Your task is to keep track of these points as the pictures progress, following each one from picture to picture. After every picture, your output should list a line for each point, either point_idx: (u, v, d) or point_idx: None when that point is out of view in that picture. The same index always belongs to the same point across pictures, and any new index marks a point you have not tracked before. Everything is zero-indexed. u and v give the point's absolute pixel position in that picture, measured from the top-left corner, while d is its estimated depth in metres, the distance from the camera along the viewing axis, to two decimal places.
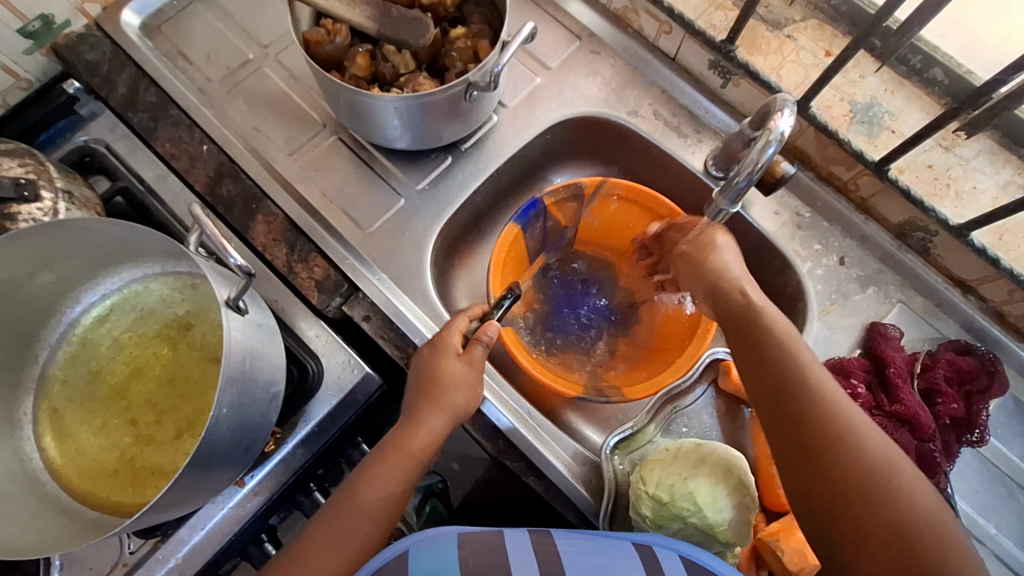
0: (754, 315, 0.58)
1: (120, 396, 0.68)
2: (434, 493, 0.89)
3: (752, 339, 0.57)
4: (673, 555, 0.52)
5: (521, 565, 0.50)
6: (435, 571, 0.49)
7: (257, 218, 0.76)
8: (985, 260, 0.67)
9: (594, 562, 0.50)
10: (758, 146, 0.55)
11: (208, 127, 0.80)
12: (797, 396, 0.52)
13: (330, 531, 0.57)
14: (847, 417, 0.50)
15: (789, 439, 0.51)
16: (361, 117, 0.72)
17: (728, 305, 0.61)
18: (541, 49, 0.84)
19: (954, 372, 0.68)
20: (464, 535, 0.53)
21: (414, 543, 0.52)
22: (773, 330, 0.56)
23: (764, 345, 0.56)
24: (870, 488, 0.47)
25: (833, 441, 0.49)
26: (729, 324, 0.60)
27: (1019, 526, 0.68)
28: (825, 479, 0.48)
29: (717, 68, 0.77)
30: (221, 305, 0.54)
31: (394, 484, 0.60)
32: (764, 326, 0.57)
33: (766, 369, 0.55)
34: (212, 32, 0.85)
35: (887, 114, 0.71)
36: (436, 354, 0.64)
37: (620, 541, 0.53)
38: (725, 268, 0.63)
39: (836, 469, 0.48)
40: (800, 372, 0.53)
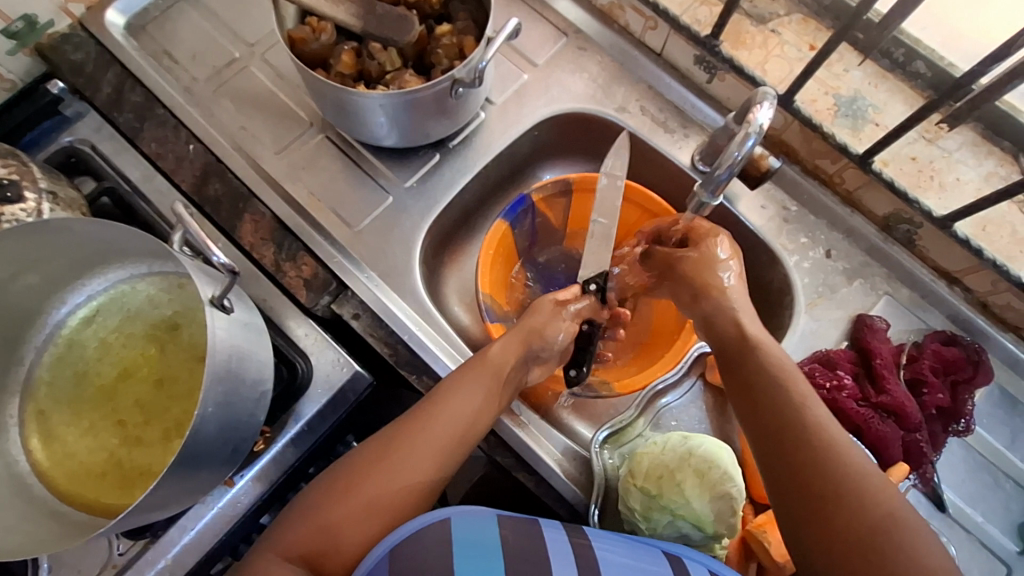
0: (749, 352, 0.59)
1: (108, 397, 0.67)
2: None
3: (746, 373, 0.57)
4: (701, 568, 0.54)
5: (560, 553, 0.51)
6: (480, 543, 0.51)
7: (244, 217, 0.76)
8: (968, 251, 0.68)
9: (629, 563, 0.53)
10: (737, 139, 0.55)
11: (194, 126, 0.79)
12: (797, 433, 0.52)
13: (415, 432, 0.58)
14: (848, 458, 0.50)
15: (784, 480, 0.51)
16: (348, 116, 0.72)
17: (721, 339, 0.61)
18: (528, 46, 0.84)
19: (939, 363, 0.68)
20: (503, 515, 0.55)
21: (459, 513, 0.53)
22: (771, 367, 0.57)
23: (761, 383, 0.56)
24: (869, 531, 0.47)
25: (832, 474, 0.49)
26: (723, 359, 0.61)
27: (1005, 514, 0.68)
28: (825, 523, 0.48)
29: (702, 64, 0.77)
30: (205, 304, 0.54)
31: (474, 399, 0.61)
32: (760, 362, 0.57)
33: (762, 407, 0.55)
34: (198, 31, 0.84)
35: (871, 108, 0.71)
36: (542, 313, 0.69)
37: (653, 549, 0.56)
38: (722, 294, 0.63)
39: (833, 510, 0.48)
40: (796, 412, 0.53)
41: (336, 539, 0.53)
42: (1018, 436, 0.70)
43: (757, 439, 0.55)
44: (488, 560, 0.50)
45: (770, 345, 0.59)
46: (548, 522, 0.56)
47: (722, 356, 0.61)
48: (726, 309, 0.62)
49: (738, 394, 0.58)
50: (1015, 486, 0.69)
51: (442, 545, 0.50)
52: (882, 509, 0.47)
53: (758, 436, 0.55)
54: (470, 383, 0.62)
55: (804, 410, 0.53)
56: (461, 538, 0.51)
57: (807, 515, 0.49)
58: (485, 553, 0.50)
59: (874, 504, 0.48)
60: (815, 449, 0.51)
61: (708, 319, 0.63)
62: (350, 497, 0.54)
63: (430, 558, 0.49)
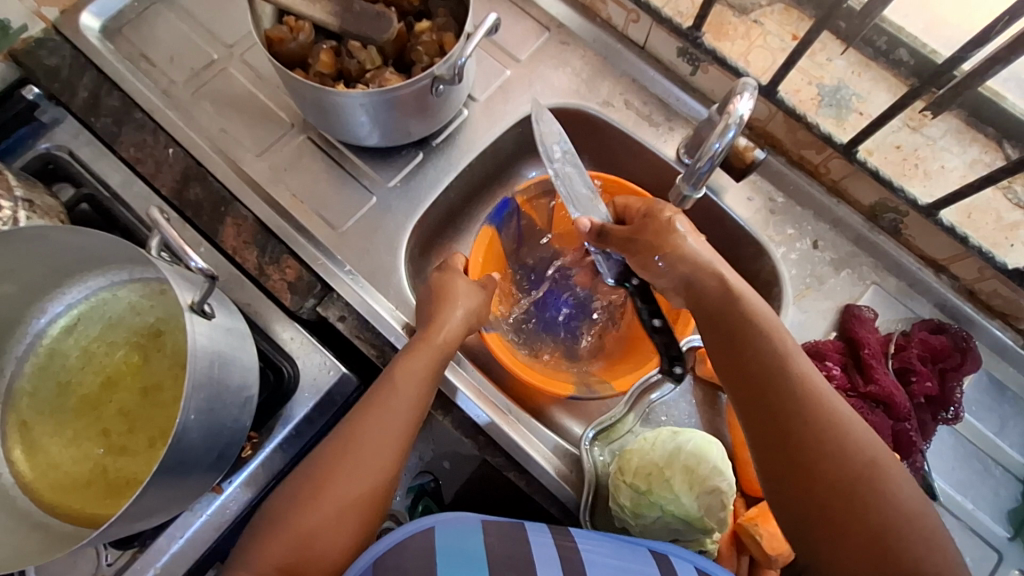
0: (733, 306, 0.56)
1: (91, 406, 0.66)
2: (426, 492, 0.85)
3: (728, 330, 0.56)
4: (689, 566, 0.54)
5: (545, 559, 0.52)
6: (464, 551, 0.52)
7: (226, 220, 0.75)
8: (953, 239, 0.67)
9: (614, 563, 0.53)
10: (718, 129, 0.54)
11: (174, 130, 0.78)
12: (784, 389, 0.51)
13: (359, 428, 0.58)
14: (833, 408, 0.50)
15: (769, 438, 0.51)
16: (329, 116, 0.71)
17: (701, 294, 0.59)
18: (509, 41, 0.83)
19: (927, 351, 0.69)
20: (488, 522, 0.56)
21: (441, 521, 0.54)
22: (751, 322, 0.55)
23: (748, 336, 0.54)
24: (853, 486, 0.47)
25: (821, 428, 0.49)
26: (705, 314, 0.59)
27: (996, 501, 0.68)
28: (810, 477, 0.48)
29: (685, 55, 0.77)
30: (185, 310, 0.53)
31: (418, 381, 0.61)
32: (742, 318, 0.55)
33: (746, 362, 0.54)
34: (175, 33, 0.83)
35: (854, 97, 0.71)
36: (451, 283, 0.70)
37: (638, 548, 0.55)
38: (698, 255, 0.60)
39: (817, 464, 0.48)
40: (782, 365, 0.52)
41: (311, 545, 0.54)
42: (1007, 423, 0.70)
43: (743, 395, 0.54)
44: (472, 565, 0.51)
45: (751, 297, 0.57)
46: (534, 526, 0.57)
47: (703, 315, 0.59)
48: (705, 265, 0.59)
49: (721, 351, 0.56)
50: (1005, 473, 0.69)
51: (426, 555, 0.51)
52: (864, 457, 0.48)
53: (742, 393, 0.54)
54: (411, 366, 0.62)
55: (789, 364, 0.52)
56: (444, 546, 0.52)
57: (794, 470, 0.49)
58: (469, 560, 0.51)
59: (857, 453, 0.48)
60: (802, 401, 0.50)
61: (686, 277, 0.60)
62: (315, 504, 0.55)
63: (412, 567, 0.50)
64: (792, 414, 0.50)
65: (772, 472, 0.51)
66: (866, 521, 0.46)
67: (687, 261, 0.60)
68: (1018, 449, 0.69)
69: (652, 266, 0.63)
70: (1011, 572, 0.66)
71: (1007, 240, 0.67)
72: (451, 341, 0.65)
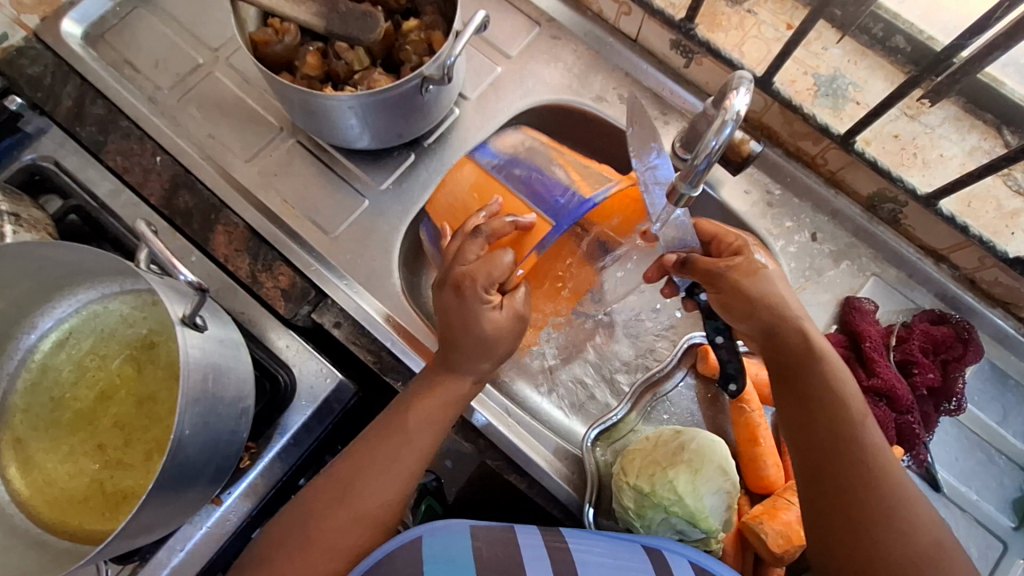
0: (811, 365, 0.56)
1: (87, 419, 0.66)
2: (429, 492, 0.84)
3: (803, 391, 0.56)
4: (683, 561, 0.54)
5: (537, 562, 0.52)
6: (450, 561, 0.51)
7: (217, 228, 0.74)
8: (953, 228, 0.67)
9: (605, 562, 0.53)
10: (714, 127, 0.52)
11: (161, 137, 0.77)
12: (855, 460, 0.52)
13: (371, 474, 0.58)
14: (899, 483, 0.51)
15: (829, 505, 0.52)
16: (318, 120, 0.70)
17: (782, 347, 0.58)
18: (499, 37, 0.82)
19: (929, 342, 0.68)
20: (476, 527, 0.55)
21: (429, 529, 0.54)
22: (828, 385, 0.55)
23: (824, 399, 0.55)
24: (918, 566, 0.48)
25: (885, 501, 0.50)
26: (778, 366, 0.58)
27: (999, 490, 0.68)
28: (866, 550, 0.49)
29: (678, 48, 0.75)
30: (176, 323, 0.52)
31: (430, 427, 0.60)
32: (821, 379, 0.55)
33: (817, 423, 0.54)
34: (158, 37, 0.82)
35: (851, 86, 0.70)
36: (498, 335, 0.60)
37: (633, 545, 0.56)
38: (784, 305, 0.58)
39: (880, 540, 0.49)
40: (854, 431, 0.53)
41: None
42: (1010, 412, 0.70)
43: (801, 449, 0.55)
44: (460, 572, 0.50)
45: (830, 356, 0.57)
46: (523, 528, 0.56)
47: (778, 366, 0.58)
48: (791, 315, 0.58)
49: (793, 410, 0.56)
50: (1008, 462, 0.69)
51: (414, 566, 0.51)
52: (930, 539, 0.49)
53: (806, 451, 0.54)
54: (427, 409, 0.60)
55: (861, 432, 0.53)
56: (430, 556, 0.51)
57: (849, 540, 0.50)
58: (458, 568, 0.51)
59: (915, 531, 0.49)
60: (870, 472, 0.51)
61: (765, 324, 0.59)
62: (307, 550, 0.55)
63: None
64: (851, 480, 0.51)
65: (820, 536, 0.52)
66: None
67: (772, 307, 0.58)
68: (1021, 438, 0.69)
69: (736, 311, 0.60)
70: (1016, 561, 0.66)
71: (1008, 228, 0.66)
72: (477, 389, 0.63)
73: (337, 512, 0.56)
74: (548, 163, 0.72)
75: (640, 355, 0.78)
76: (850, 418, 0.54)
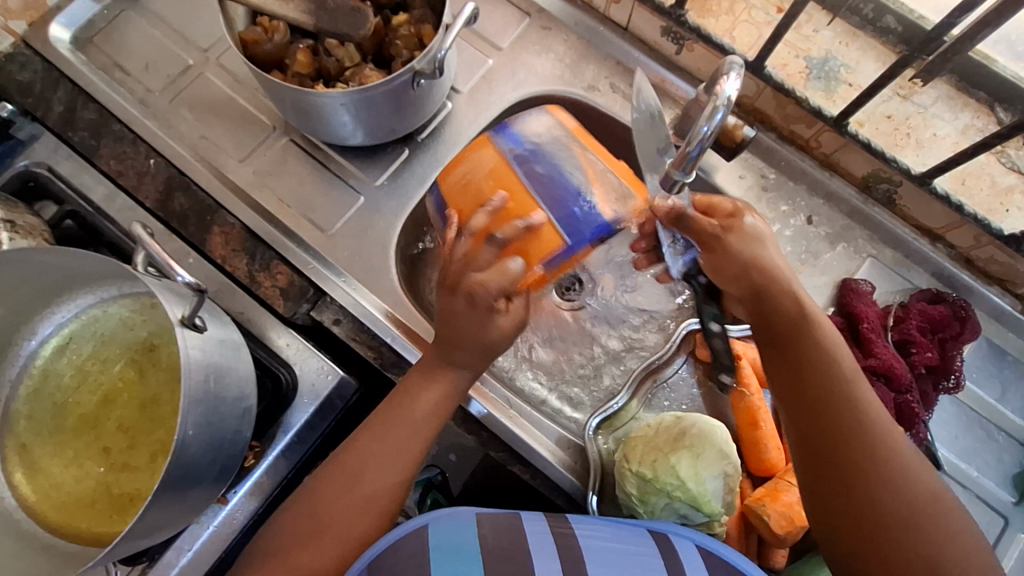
0: (801, 321, 0.56)
1: (91, 423, 0.66)
2: (434, 485, 0.84)
3: (792, 347, 0.56)
4: (688, 544, 0.56)
5: (542, 547, 0.53)
6: (457, 546, 0.53)
7: (213, 229, 0.74)
8: (948, 207, 0.67)
9: (611, 547, 0.54)
10: (707, 111, 0.52)
11: (154, 139, 0.77)
12: (847, 414, 0.52)
13: (374, 459, 0.58)
14: (891, 437, 0.51)
15: (820, 461, 0.52)
16: (311, 118, 0.69)
17: (770, 304, 0.58)
18: (490, 29, 0.81)
19: (926, 322, 0.68)
20: (481, 514, 0.56)
21: (434, 517, 0.55)
22: (818, 341, 0.55)
23: (815, 354, 0.55)
24: (910, 518, 0.48)
25: (879, 456, 0.50)
26: (765, 321, 0.59)
27: (999, 466, 0.69)
28: (858, 504, 0.50)
29: (669, 35, 0.75)
30: (175, 325, 0.52)
31: (432, 417, 0.60)
32: (811, 334, 0.56)
33: (808, 383, 0.54)
34: (148, 39, 0.81)
35: (843, 67, 0.69)
36: (481, 319, 0.59)
37: (637, 530, 0.57)
38: (772, 264, 0.59)
39: (871, 494, 0.50)
40: (844, 382, 0.53)
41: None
42: (1008, 389, 0.70)
43: (792, 405, 0.55)
44: (467, 559, 0.51)
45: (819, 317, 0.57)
46: (529, 515, 0.58)
47: (769, 331, 0.58)
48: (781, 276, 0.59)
49: (780, 365, 0.57)
50: (1008, 438, 0.69)
51: (419, 553, 0.52)
52: (924, 492, 0.49)
53: (797, 411, 0.55)
54: (428, 394, 0.60)
55: (853, 387, 0.53)
56: (437, 543, 0.53)
57: (840, 493, 0.51)
58: (464, 553, 0.52)
59: (910, 487, 0.49)
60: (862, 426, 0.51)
61: (754, 284, 0.59)
62: (316, 543, 0.55)
63: (404, 565, 0.51)
64: (842, 433, 0.52)
65: (812, 491, 0.53)
66: (905, 546, 0.48)
67: (756, 266, 0.59)
68: (1020, 414, 0.69)
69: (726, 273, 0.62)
70: (1017, 536, 0.66)
71: (1002, 205, 0.66)
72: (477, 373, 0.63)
73: (341, 497, 0.57)
74: (567, 154, 0.65)
75: (641, 343, 0.79)
76: (840, 372, 0.54)
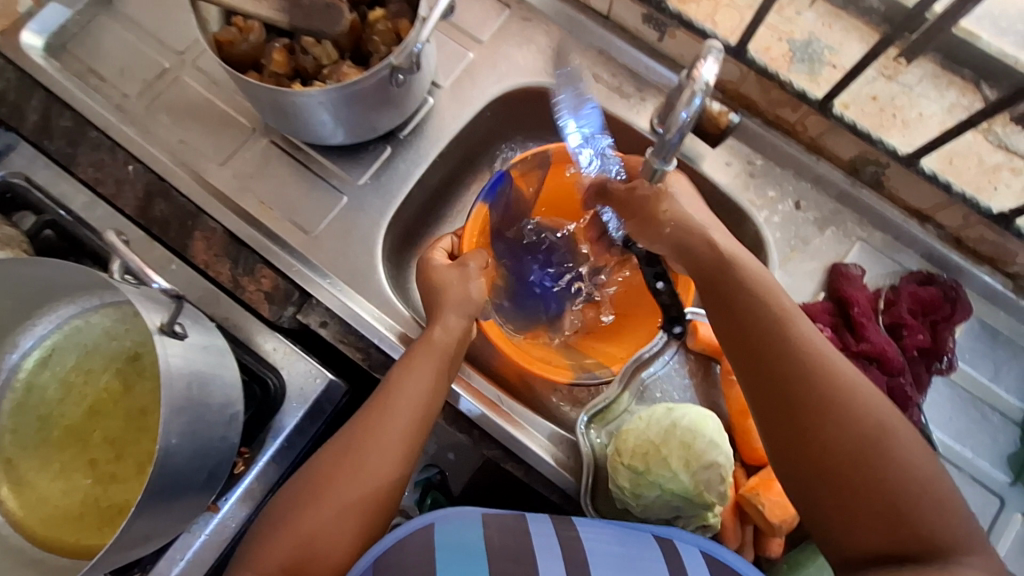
0: (727, 269, 0.57)
1: (78, 435, 0.65)
2: (433, 485, 0.83)
3: (726, 295, 0.56)
4: (693, 551, 0.55)
5: (546, 548, 0.53)
6: (462, 544, 0.53)
7: (195, 235, 0.73)
8: (937, 187, 0.67)
9: (616, 551, 0.54)
10: (685, 98, 0.51)
11: (131, 145, 0.76)
12: (784, 353, 0.52)
13: (369, 430, 0.58)
14: (836, 372, 0.50)
15: (770, 403, 0.51)
16: (290, 118, 0.68)
17: (699, 258, 0.59)
18: (469, 22, 0.80)
19: (917, 304, 0.68)
20: (488, 515, 0.56)
21: (441, 516, 0.55)
22: (749, 287, 0.55)
23: (749, 299, 0.55)
24: (855, 451, 0.47)
25: (824, 392, 0.49)
26: (701, 273, 0.59)
27: (994, 447, 0.68)
28: (809, 443, 0.49)
29: (651, 22, 0.74)
30: (155, 332, 0.52)
31: (422, 379, 0.60)
32: (740, 280, 0.56)
33: (748, 334, 0.54)
34: (123, 43, 0.80)
35: (827, 50, 0.68)
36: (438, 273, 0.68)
37: (642, 535, 0.56)
38: (688, 216, 0.61)
39: (819, 431, 0.49)
40: (778, 323, 0.53)
41: (315, 546, 0.53)
42: (1001, 369, 0.70)
43: (737, 353, 0.55)
44: (473, 558, 0.51)
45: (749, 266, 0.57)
46: (534, 517, 0.58)
47: (704, 281, 0.59)
48: (698, 229, 0.60)
49: (719, 315, 0.57)
50: (1002, 418, 0.69)
51: (427, 551, 0.52)
52: (869, 421, 0.48)
53: (746, 362, 0.53)
54: (419, 366, 0.61)
55: (789, 328, 0.52)
56: (444, 542, 0.53)
57: (795, 437, 0.50)
58: (472, 552, 0.52)
59: (859, 420, 0.48)
60: (802, 364, 0.51)
61: (679, 241, 0.61)
62: (313, 508, 0.54)
63: (411, 562, 0.51)
64: (783, 373, 0.51)
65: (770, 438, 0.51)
66: (868, 479, 0.47)
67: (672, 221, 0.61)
68: (1014, 394, 0.69)
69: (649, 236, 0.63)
70: (1014, 515, 0.66)
71: (990, 183, 0.65)
72: (452, 341, 0.64)
73: (339, 470, 0.56)
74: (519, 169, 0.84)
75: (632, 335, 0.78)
76: (774, 314, 0.53)
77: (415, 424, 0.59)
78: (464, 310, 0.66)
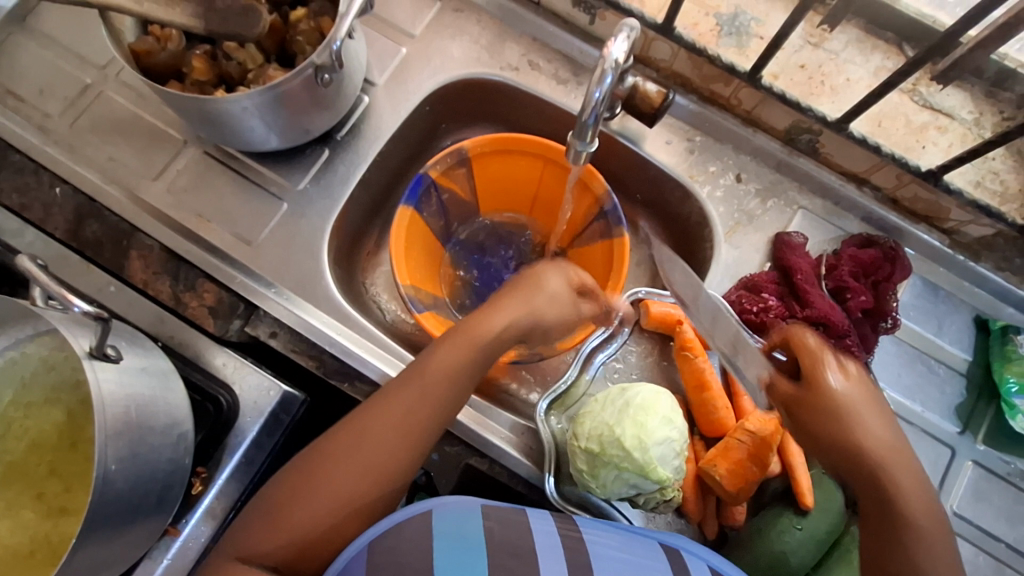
0: (873, 449, 0.55)
1: (22, 471, 0.62)
2: (419, 488, 0.78)
3: (870, 465, 0.55)
4: (701, 565, 0.55)
5: (549, 547, 0.53)
6: (460, 536, 0.53)
7: (131, 254, 0.71)
8: (867, 150, 0.68)
9: (621, 556, 0.54)
10: (596, 78, 0.51)
11: (58, 167, 0.73)
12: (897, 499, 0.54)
13: (379, 429, 0.55)
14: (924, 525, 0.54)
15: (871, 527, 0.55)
16: (219, 127, 0.66)
17: (853, 442, 0.55)
18: (400, 17, 0.79)
19: (858, 267, 0.69)
20: (488, 506, 0.56)
21: (439, 504, 0.55)
22: (891, 458, 0.55)
23: (883, 460, 0.55)
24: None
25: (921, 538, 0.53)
26: (844, 447, 0.55)
27: (942, 399, 0.70)
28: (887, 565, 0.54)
29: (580, 5, 0.74)
30: (83, 358, 0.50)
31: (445, 380, 0.58)
32: (879, 450, 0.55)
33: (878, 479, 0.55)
34: (40, 62, 0.77)
35: (753, 21, 0.69)
36: (538, 293, 0.62)
37: (650, 544, 0.57)
38: (855, 409, 0.55)
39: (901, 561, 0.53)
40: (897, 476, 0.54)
41: (309, 538, 0.54)
42: (945, 322, 0.71)
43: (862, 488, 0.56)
44: (472, 552, 0.51)
45: (898, 457, 0.55)
46: (535, 512, 0.57)
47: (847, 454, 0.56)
48: (860, 421, 0.55)
49: (850, 465, 0.56)
50: (949, 370, 0.71)
51: (424, 539, 0.51)
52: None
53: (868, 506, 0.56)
54: (441, 361, 0.58)
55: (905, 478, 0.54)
56: (442, 530, 0.52)
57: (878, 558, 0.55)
58: (470, 543, 0.52)
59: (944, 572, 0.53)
60: (900, 506, 0.54)
61: (835, 437, 0.55)
62: (312, 498, 0.54)
63: (409, 547, 0.51)
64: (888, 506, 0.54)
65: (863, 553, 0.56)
66: None
67: (843, 403, 0.55)
68: (957, 345, 0.71)
69: (804, 435, 0.57)
70: (964, 463, 0.69)
71: (918, 142, 0.67)
72: (492, 344, 0.60)
73: (341, 458, 0.55)
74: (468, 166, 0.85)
75: None
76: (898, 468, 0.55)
77: (431, 420, 0.57)
78: (526, 317, 0.61)
